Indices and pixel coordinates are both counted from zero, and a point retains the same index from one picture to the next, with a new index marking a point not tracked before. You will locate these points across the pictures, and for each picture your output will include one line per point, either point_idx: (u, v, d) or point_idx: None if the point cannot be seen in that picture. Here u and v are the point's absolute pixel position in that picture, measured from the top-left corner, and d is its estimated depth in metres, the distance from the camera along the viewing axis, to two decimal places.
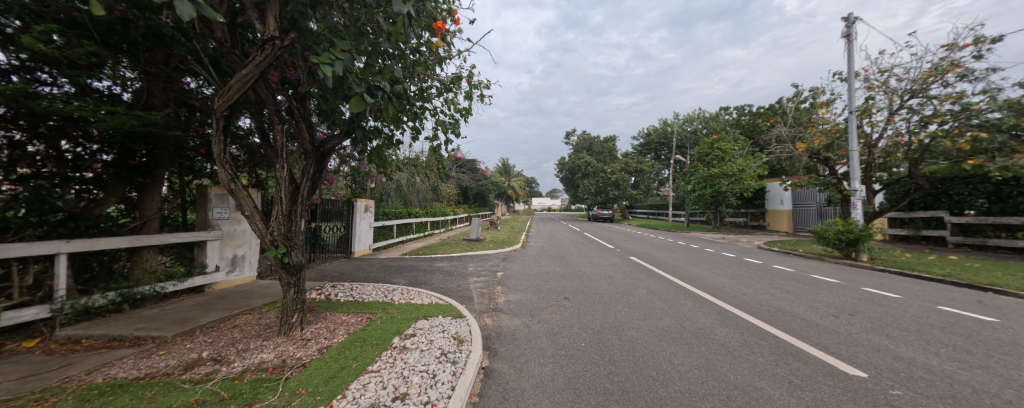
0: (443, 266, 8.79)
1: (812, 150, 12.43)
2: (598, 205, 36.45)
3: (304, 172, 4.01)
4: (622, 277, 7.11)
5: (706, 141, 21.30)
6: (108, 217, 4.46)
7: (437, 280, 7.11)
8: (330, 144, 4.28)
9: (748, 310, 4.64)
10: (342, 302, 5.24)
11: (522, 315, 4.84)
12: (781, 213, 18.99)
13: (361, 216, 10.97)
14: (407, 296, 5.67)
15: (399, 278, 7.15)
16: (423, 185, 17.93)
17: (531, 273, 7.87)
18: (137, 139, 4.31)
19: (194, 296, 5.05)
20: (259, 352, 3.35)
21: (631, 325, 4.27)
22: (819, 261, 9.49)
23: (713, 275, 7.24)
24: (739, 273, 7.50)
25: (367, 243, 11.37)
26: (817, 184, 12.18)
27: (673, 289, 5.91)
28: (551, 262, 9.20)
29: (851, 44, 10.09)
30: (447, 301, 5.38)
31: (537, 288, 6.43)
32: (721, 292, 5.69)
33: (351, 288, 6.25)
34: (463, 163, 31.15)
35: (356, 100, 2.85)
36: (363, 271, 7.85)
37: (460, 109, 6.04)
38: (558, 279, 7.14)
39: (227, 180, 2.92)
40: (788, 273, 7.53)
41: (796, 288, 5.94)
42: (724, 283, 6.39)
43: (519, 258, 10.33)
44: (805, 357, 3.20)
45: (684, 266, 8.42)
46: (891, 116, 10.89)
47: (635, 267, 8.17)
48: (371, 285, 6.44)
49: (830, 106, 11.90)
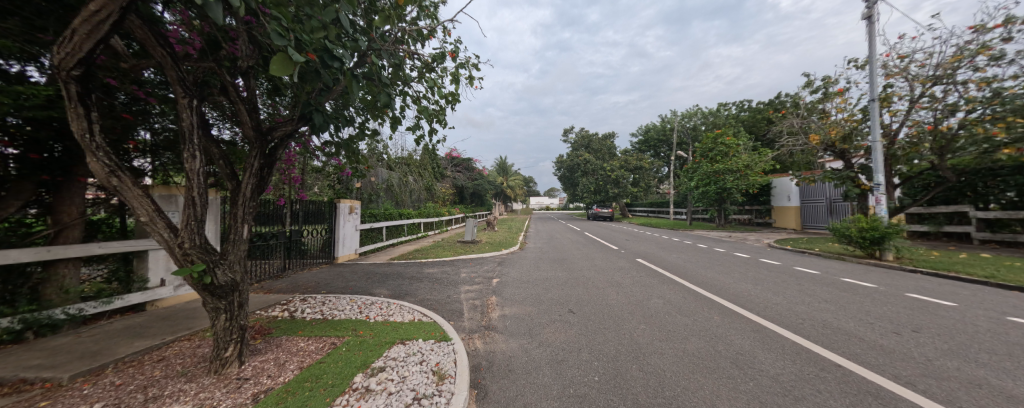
0: (432, 272, 8.00)
1: (827, 143, 11.76)
2: (598, 203, 35.75)
3: (246, 167, 3.25)
4: (631, 284, 6.34)
5: (709, 136, 20.67)
6: (11, 224, 3.62)
7: (424, 290, 6.30)
8: (280, 132, 3.50)
9: (791, 329, 3.85)
10: (308, 322, 4.42)
11: (519, 336, 4.06)
12: (788, 210, 18.33)
13: (346, 218, 10.14)
14: (386, 312, 4.87)
15: (381, 288, 6.35)
16: (416, 184, 17.11)
17: (529, 280, 7.09)
18: (42, 126, 3.45)
19: (129, 318, 4.24)
20: (172, 401, 2.54)
21: (654, 350, 3.48)
22: (841, 261, 8.76)
23: (733, 280, 6.47)
24: (761, 277, 6.75)
25: (353, 247, 10.54)
26: (833, 178, 11.45)
27: (693, 298, 5.16)
28: (551, 267, 8.42)
29: (871, 26, 9.37)
30: (431, 318, 4.61)
31: (536, 299, 5.65)
32: (749, 302, 4.94)
33: (323, 301, 5.45)
34: (459, 162, 30.31)
35: (278, 59, 2.09)
36: (342, 280, 7.04)
37: (446, 94, 5.26)
38: (560, 287, 6.36)
39: (104, 175, 2.15)
40: (814, 276, 6.78)
41: (832, 296, 5.20)
42: (749, 290, 5.63)
43: (516, 261, 9.55)
44: (891, 399, 2.43)
45: (698, 269, 7.66)
46: (913, 105, 10.24)
47: (644, 271, 7.40)
48: (347, 298, 5.63)
49: (846, 94, 11.28)
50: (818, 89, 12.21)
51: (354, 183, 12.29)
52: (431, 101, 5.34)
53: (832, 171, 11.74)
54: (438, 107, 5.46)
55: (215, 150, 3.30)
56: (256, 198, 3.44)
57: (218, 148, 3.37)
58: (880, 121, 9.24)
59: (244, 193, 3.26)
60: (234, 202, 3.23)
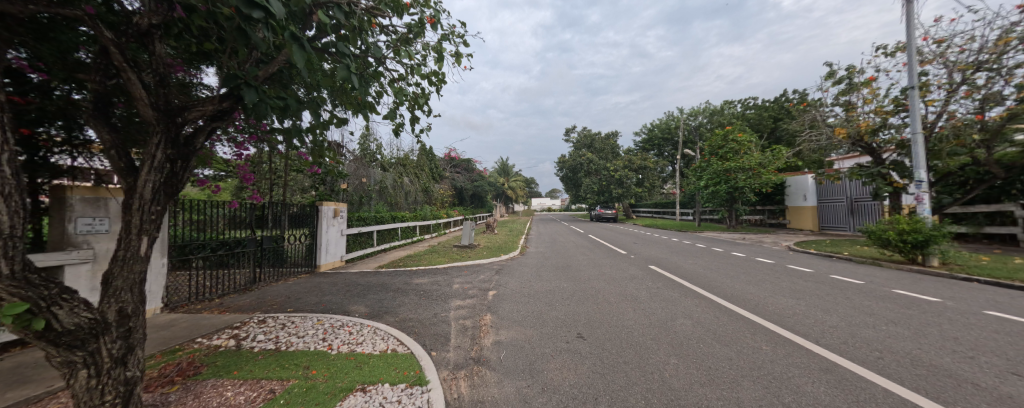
0: (421, 283, 7.13)
1: (854, 137, 10.85)
2: (601, 204, 34.94)
3: (144, 157, 2.40)
4: (648, 299, 5.42)
5: (718, 132, 19.78)
6: None
7: (406, 307, 5.40)
8: (195, 112, 2.63)
9: (871, 367, 2.95)
10: (254, 358, 3.51)
11: (517, 374, 3.20)
12: (804, 210, 17.37)
13: (330, 222, 9.28)
14: (354, 339, 3.96)
15: (358, 305, 5.47)
16: (411, 186, 16.29)
17: (530, 293, 6.21)
18: None
19: (27, 352, 3.40)
20: None
21: (697, 400, 2.58)
22: (878, 268, 7.83)
23: (768, 293, 5.55)
24: (798, 288, 5.82)
25: (339, 254, 9.70)
26: (861, 175, 10.53)
27: (728, 319, 4.25)
28: (554, 276, 7.52)
29: (908, 7, 8.47)
30: (408, 348, 3.72)
31: (537, 318, 4.78)
32: (800, 325, 4.03)
33: (283, 324, 4.55)
34: (459, 162, 29.40)
35: None
36: (316, 294, 6.17)
37: (428, 74, 4.47)
38: (565, 302, 5.45)
39: None
40: (860, 287, 5.85)
41: (899, 316, 4.26)
42: (793, 307, 4.71)
43: (516, 269, 8.69)
44: None
45: (722, 278, 6.74)
46: (954, 93, 9.32)
47: (661, 281, 6.50)
48: (313, 318, 4.73)
49: (874, 83, 10.40)
50: (841, 80, 11.34)
51: (339, 184, 11.42)
52: (411, 83, 4.59)
53: (858, 168, 10.86)
54: (420, 88, 4.68)
55: (106, 136, 2.47)
56: (164, 201, 2.60)
57: (113, 134, 2.55)
58: (919, 112, 8.34)
59: (143, 194, 2.40)
60: (128, 208, 2.38)
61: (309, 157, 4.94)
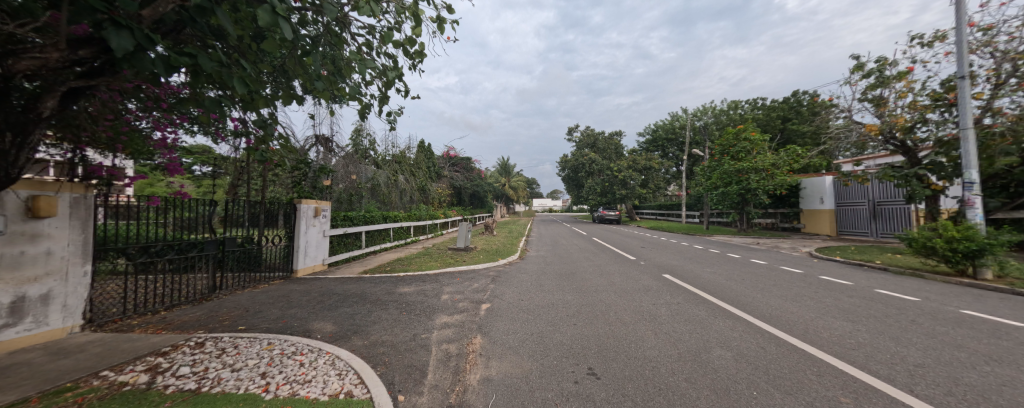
0: (407, 293, 6.29)
1: (887, 134, 9.96)
2: (604, 205, 34.07)
3: None
4: (671, 319, 4.52)
5: (729, 131, 18.89)
6: None
7: (381, 325, 4.52)
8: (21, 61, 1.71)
9: None
10: (158, 405, 2.59)
11: None
12: (821, 213, 16.44)
13: (311, 222, 8.43)
14: (303, 377, 3.05)
15: (325, 321, 4.60)
16: (405, 184, 15.45)
17: (531, 307, 5.36)
18: None
19: None
20: None
21: None
22: (924, 281, 6.94)
23: (813, 313, 4.65)
24: (846, 307, 4.91)
25: (320, 257, 8.86)
26: (896, 177, 9.61)
27: (779, 353, 3.34)
28: (557, 286, 6.63)
29: None
30: (370, 393, 2.80)
31: (539, 343, 3.92)
32: (876, 362, 3.12)
33: (223, 349, 3.66)
34: (458, 160, 28.62)
35: None
36: (280, 306, 5.30)
37: (401, 42, 3.61)
38: (570, 321, 4.57)
39: None
40: (919, 306, 4.94)
41: (997, 350, 3.35)
42: (853, 335, 3.80)
43: (515, 276, 7.87)
44: None
45: (751, 292, 5.85)
46: (1005, 86, 8.40)
47: (682, 295, 5.62)
48: (262, 343, 3.82)
49: (910, 75, 9.51)
50: (871, 73, 10.43)
51: (324, 180, 10.56)
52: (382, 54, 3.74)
53: (890, 169, 9.92)
54: (393, 61, 3.83)
55: None
56: None
57: None
58: (969, 106, 7.44)
59: None
60: None
61: (249, 147, 4.01)
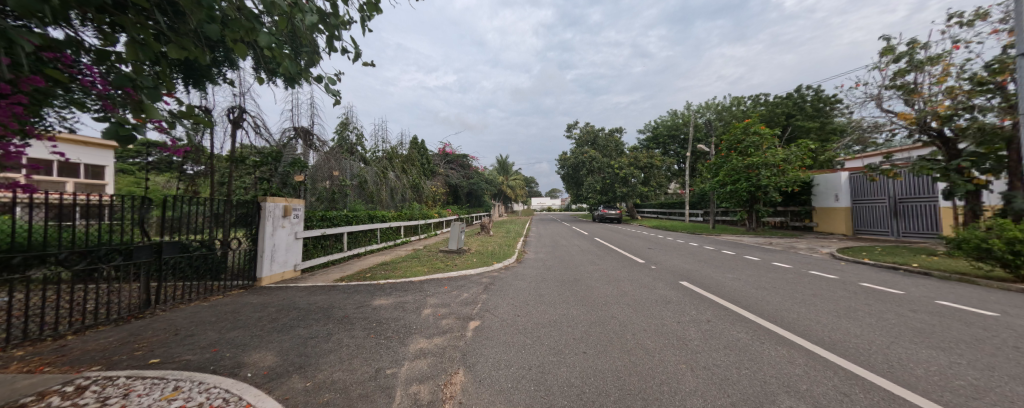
0: (382, 307, 5.32)
1: (922, 123, 9.06)
2: (605, 204, 33.09)
3: None
4: (706, 346, 3.54)
5: (737, 125, 17.91)
6: None
7: (338, 356, 3.55)
8: None
9: None
10: None
11: None
12: (837, 211, 15.53)
13: (280, 223, 7.41)
14: None
15: (268, 350, 3.63)
16: (395, 181, 14.47)
17: (529, 326, 4.39)
18: None
19: None
20: None
21: None
22: (983, 289, 6.01)
23: (884, 336, 3.69)
24: (918, 326, 3.97)
25: (292, 262, 7.87)
26: (933, 170, 8.70)
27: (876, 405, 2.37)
28: (560, 298, 5.66)
29: None
30: None
31: (540, 383, 2.95)
32: None
33: (103, 400, 2.63)
34: (453, 158, 27.60)
35: None
36: (220, 328, 4.29)
37: None
38: (579, 348, 3.60)
39: None
40: (1009, 325, 4.00)
41: None
42: (958, 372, 2.85)
43: (512, 283, 6.93)
44: None
45: (792, 305, 4.89)
46: None
47: (711, 311, 4.64)
48: (163, 388, 2.80)
49: (948, 57, 8.60)
50: (901, 57, 9.50)
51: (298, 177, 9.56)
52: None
53: (924, 161, 9.04)
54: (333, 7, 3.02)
55: None
56: None
57: None
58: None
59: None
60: None
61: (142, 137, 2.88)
